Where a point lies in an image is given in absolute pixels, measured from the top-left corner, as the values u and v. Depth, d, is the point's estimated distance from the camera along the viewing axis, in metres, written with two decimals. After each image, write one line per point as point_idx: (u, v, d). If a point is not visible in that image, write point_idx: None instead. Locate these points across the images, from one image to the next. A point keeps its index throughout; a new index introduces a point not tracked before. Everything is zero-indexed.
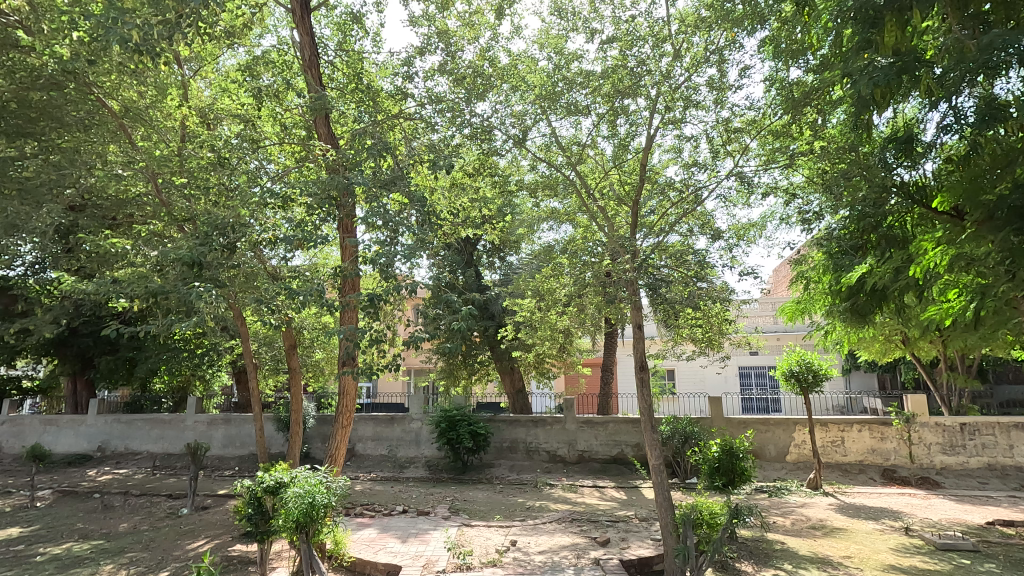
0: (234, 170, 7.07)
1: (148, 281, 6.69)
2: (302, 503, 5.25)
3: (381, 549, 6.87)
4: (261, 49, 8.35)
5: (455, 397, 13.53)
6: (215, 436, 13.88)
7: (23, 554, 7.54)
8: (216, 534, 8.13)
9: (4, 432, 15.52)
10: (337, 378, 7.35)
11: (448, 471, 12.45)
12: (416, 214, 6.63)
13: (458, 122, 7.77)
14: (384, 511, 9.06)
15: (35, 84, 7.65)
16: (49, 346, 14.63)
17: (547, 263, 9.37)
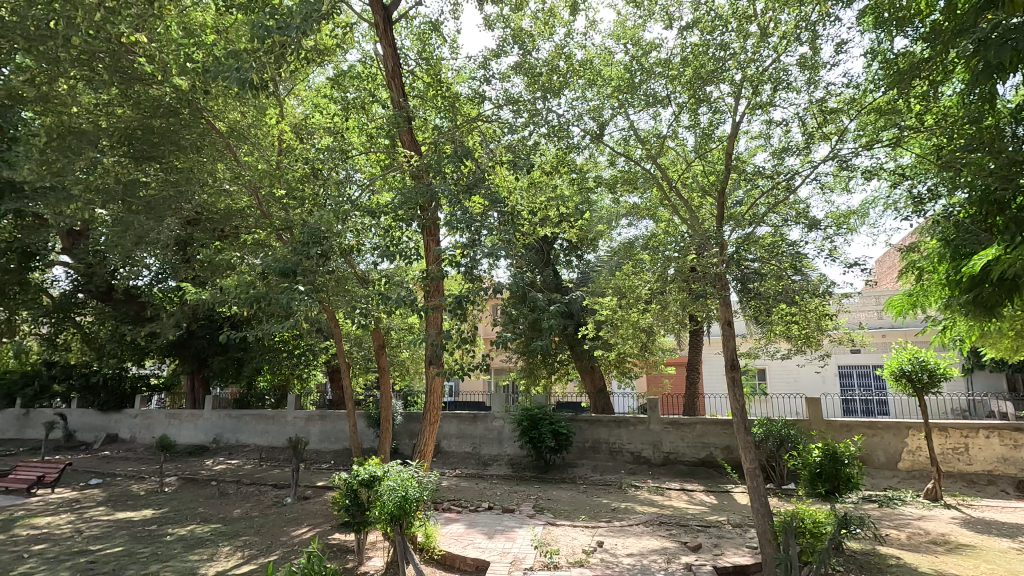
0: (327, 181, 7.50)
1: (254, 288, 7.26)
2: (396, 496, 5.46)
3: (469, 544, 7.01)
4: (348, 64, 8.82)
5: (536, 396, 13.59)
6: (313, 432, 14.80)
7: (155, 533, 8.43)
8: (317, 523, 8.68)
9: (137, 424, 17.44)
10: (425, 377, 7.60)
11: (531, 470, 12.51)
12: (497, 216, 6.74)
13: (536, 122, 7.79)
14: (470, 507, 9.26)
15: (155, 112, 8.12)
16: (171, 347, 16.26)
17: (628, 260, 9.16)
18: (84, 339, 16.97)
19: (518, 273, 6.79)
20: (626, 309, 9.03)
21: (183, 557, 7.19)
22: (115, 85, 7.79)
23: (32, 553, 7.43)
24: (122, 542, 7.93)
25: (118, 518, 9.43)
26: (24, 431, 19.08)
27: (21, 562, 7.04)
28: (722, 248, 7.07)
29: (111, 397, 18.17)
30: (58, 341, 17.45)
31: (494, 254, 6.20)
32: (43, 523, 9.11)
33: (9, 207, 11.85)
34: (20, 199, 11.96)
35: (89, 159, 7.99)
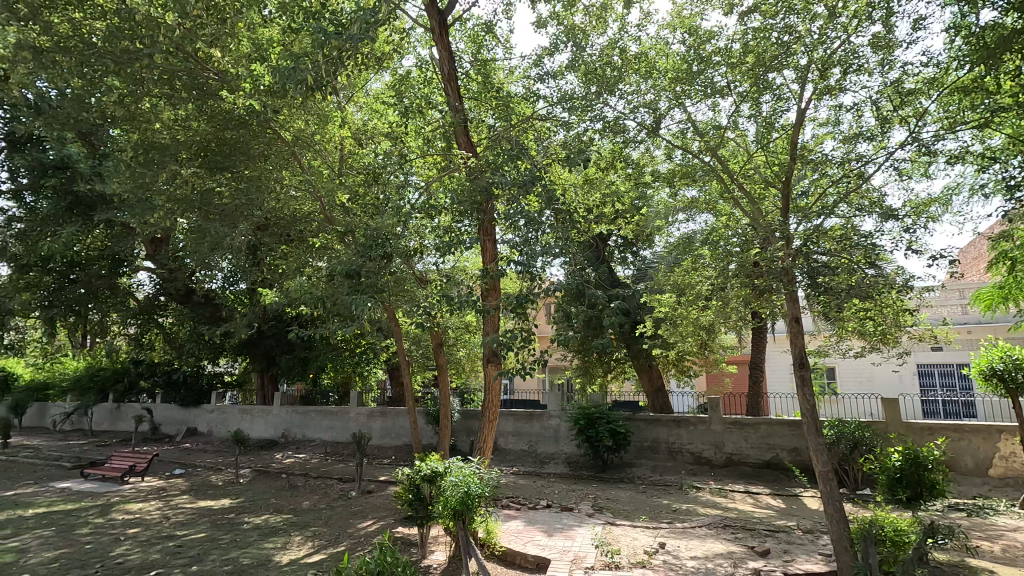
0: (386, 184, 7.71)
1: (321, 290, 7.57)
2: (458, 491, 5.55)
3: (529, 541, 7.04)
4: (404, 70, 9.04)
5: (592, 394, 13.47)
6: (375, 428, 15.28)
7: (233, 521, 8.95)
8: (382, 516, 8.97)
9: (214, 419, 18.55)
10: (483, 375, 7.69)
11: (589, 469, 12.42)
12: (552, 215, 6.74)
13: (591, 118, 7.72)
14: (529, 505, 9.30)
15: (227, 125, 8.61)
16: (243, 347, 17.20)
17: (687, 256, 8.93)
18: (166, 339, 18.22)
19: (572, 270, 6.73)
20: (686, 306, 8.80)
21: (259, 545, 7.61)
22: (192, 100, 8.38)
23: (127, 536, 8.06)
24: (204, 529, 8.47)
25: (200, 506, 10.08)
26: (116, 425, 20.70)
27: (117, 544, 7.65)
28: (788, 241, 6.77)
29: (190, 394, 19.42)
30: (144, 341, 18.82)
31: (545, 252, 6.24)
32: (135, 509, 9.86)
33: (101, 218, 12.88)
34: (110, 211, 12.98)
35: (170, 169, 8.53)
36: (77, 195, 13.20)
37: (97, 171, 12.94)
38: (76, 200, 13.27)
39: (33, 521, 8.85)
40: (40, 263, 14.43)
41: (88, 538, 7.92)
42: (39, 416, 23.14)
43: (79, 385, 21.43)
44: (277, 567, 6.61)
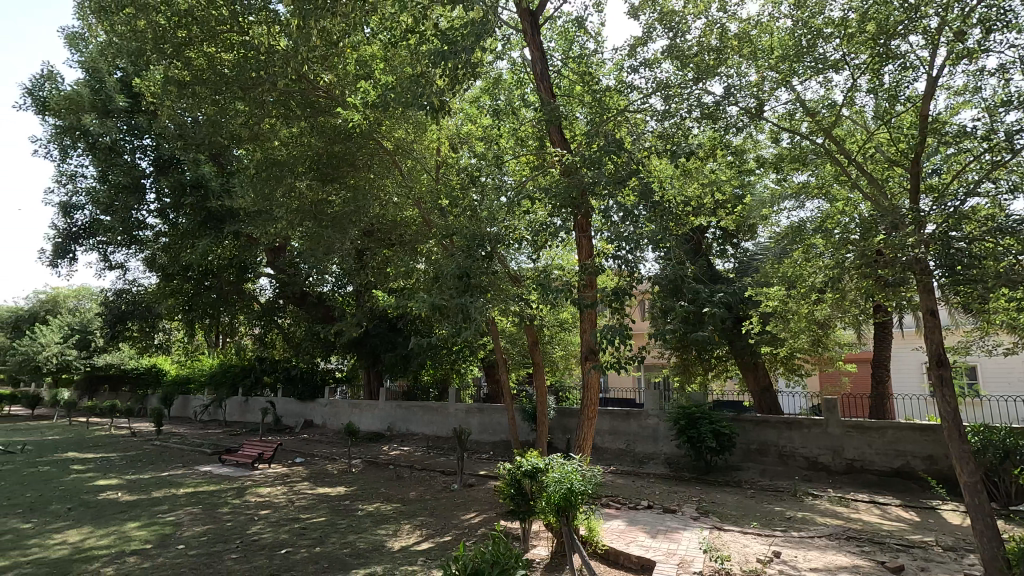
0: (482, 186, 7.89)
1: (424, 291, 7.90)
2: (561, 488, 5.53)
3: (632, 542, 6.91)
4: (497, 73, 9.23)
5: (693, 393, 12.92)
6: (473, 423, 15.73)
7: (349, 508, 9.61)
8: (484, 509, 9.22)
9: (327, 412, 20.01)
10: (582, 372, 7.65)
11: (691, 471, 11.94)
12: (651, 208, 6.56)
13: (688, 105, 7.42)
14: (630, 504, 9.13)
15: (336, 138, 9.24)
16: (350, 345, 18.40)
17: (797, 246, 8.33)
18: (284, 338, 19.92)
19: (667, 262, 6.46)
20: (798, 299, 8.19)
21: (373, 531, 8.10)
22: (305, 117, 9.20)
23: (260, 516, 8.93)
24: (324, 514, 9.17)
25: (319, 492, 10.93)
26: (245, 416, 22.96)
27: (252, 523, 8.49)
28: (919, 227, 6.09)
29: (306, 389, 21.11)
30: (266, 340, 20.71)
31: (636, 245, 6.19)
32: (265, 492, 10.89)
33: (230, 230, 14.33)
34: (237, 223, 14.42)
35: (288, 183, 9.34)
36: (210, 211, 14.77)
37: (225, 187, 14.43)
38: (209, 215, 14.85)
39: (184, 499, 10.05)
40: (181, 272, 16.31)
41: (229, 516, 8.88)
42: (183, 407, 26.26)
43: (215, 380, 24.05)
44: (390, 553, 7.00)
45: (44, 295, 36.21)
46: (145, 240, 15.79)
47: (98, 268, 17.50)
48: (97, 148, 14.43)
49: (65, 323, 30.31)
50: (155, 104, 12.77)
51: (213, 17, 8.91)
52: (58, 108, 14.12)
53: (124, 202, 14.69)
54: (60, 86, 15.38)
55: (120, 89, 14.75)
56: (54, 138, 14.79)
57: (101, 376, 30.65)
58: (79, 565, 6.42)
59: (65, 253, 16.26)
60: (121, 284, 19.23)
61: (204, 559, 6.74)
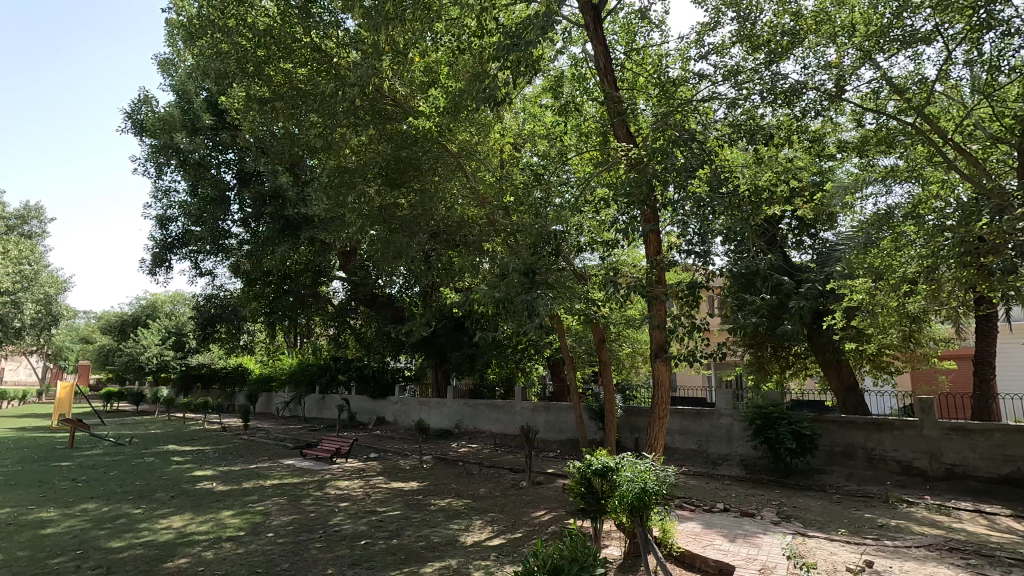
0: (545, 184, 7.89)
1: (492, 290, 7.99)
2: (634, 487, 5.36)
3: (708, 545, 6.68)
4: (558, 70, 9.18)
5: (769, 392, 12.32)
6: (540, 422, 15.78)
7: (422, 502, 9.90)
8: (554, 507, 9.23)
9: (398, 410, 20.69)
10: (652, 371, 7.53)
11: (769, 474, 11.41)
12: (722, 201, 6.33)
13: (761, 91, 7.11)
14: (705, 507, 8.86)
15: (403, 144, 9.58)
16: (419, 345, 18.92)
17: (885, 234, 7.77)
18: (357, 338, 20.75)
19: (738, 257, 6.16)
20: (887, 291, 7.64)
21: (446, 526, 8.30)
22: (374, 125, 9.60)
23: (340, 508, 9.36)
24: (399, 507, 9.49)
25: (393, 487, 11.32)
26: (323, 413, 24.15)
27: (333, 515, 8.91)
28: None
29: (378, 387, 21.92)
30: (340, 340, 21.67)
31: (704, 237, 6.00)
32: (343, 485, 11.41)
33: (306, 236, 15.10)
34: (312, 229, 15.17)
35: (359, 189, 9.91)
36: (287, 218, 15.61)
37: (301, 196, 15.21)
38: (286, 222, 15.68)
39: (271, 490, 10.71)
40: (263, 277, 17.35)
41: (311, 508, 9.37)
42: (267, 403, 27.96)
43: (294, 379, 25.44)
44: (463, 548, 7.15)
45: (145, 300, 39.63)
46: (231, 248, 16.89)
47: (190, 275, 18.91)
48: (188, 164, 15.59)
49: (162, 326, 33.05)
50: (237, 120, 13.65)
51: (290, 34, 9.44)
52: (154, 129, 15.39)
53: (212, 213, 15.80)
54: (155, 108, 16.75)
55: (206, 108, 15.88)
56: (151, 156, 16.12)
57: (195, 375, 33.21)
58: (184, 549, 6.98)
59: (162, 262, 17.69)
60: (210, 289, 20.67)
61: (291, 547, 7.16)
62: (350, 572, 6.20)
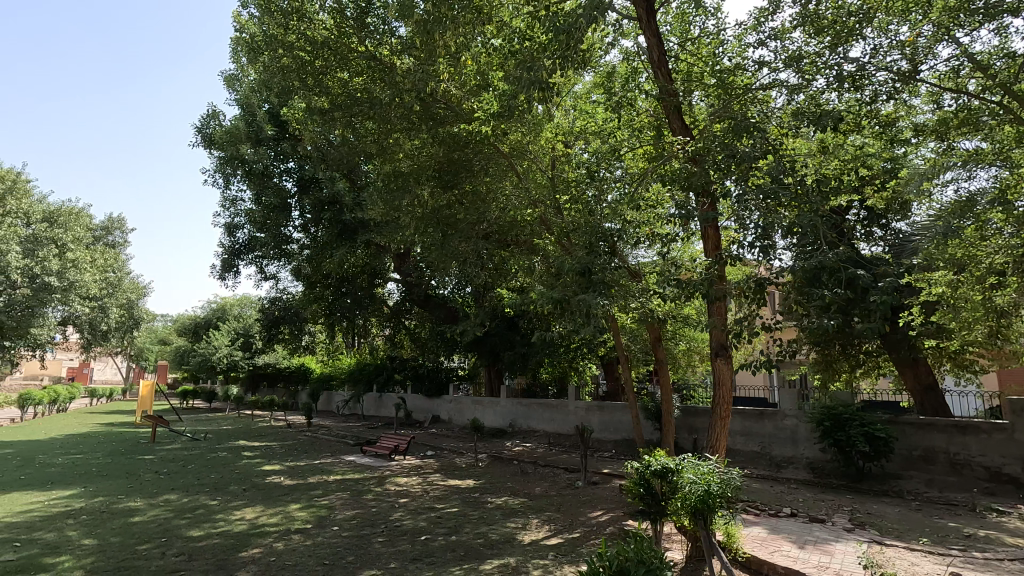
0: (597, 181, 7.81)
1: (546, 289, 7.97)
2: (698, 489, 5.07)
3: (776, 551, 6.41)
4: (609, 65, 9.07)
5: (838, 392, 11.69)
6: (594, 421, 15.64)
7: (479, 500, 10.00)
8: (611, 508, 9.12)
9: (453, 409, 21.00)
10: (712, 370, 7.31)
11: (840, 478, 10.82)
12: (786, 192, 6.07)
13: (827, 75, 6.77)
14: (770, 511, 8.51)
15: (455, 146, 9.71)
16: (472, 344, 19.15)
17: (968, 223, 7.22)
18: (411, 338, 21.22)
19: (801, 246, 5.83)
20: (971, 284, 7.10)
21: (503, 524, 8.34)
22: (427, 129, 9.77)
23: (400, 504, 9.61)
24: (456, 504, 9.63)
25: (450, 484, 11.51)
26: (380, 411, 24.84)
27: (394, 510, 9.14)
28: None
29: (433, 386, 22.33)
30: (396, 340, 22.22)
31: (766, 230, 5.78)
32: (402, 482, 11.69)
33: (362, 240, 15.56)
34: (368, 233, 15.61)
35: (413, 192, 10.12)
36: (345, 223, 16.10)
37: (357, 201, 15.70)
38: (344, 227, 16.19)
39: (334, 485, 11.11)
40: (323, 280, 18.02)
41: (373, 503, 9.66)
42: (328, 402, 29.05)
43: (353, 378, 26.30)
44: (521, 546, 7.17)
45: (215, 304, 41.98)
46: (293, 253, 17.60)
47: (256, 280, 19.87)
48: (252, 174, 16.38)
49: (231, 328, 34.92)
50: (297, 129, 14.26)
51: (346, 45, 9.80)
52: (221, 142, 16.28)
53: (275, 219, 16.53)
54: (222, 122, 17.73)
55: (268, 119, 16.66)
56: (219, 168, 17.06)
57: (261, 374, 34.91)
58: (257, 539, 7.35)
59: (230, 267, 18.69)
60: (274, 292, 21.63)
61: (355, 540, 7.39)
62: (412, 566, 6.34)
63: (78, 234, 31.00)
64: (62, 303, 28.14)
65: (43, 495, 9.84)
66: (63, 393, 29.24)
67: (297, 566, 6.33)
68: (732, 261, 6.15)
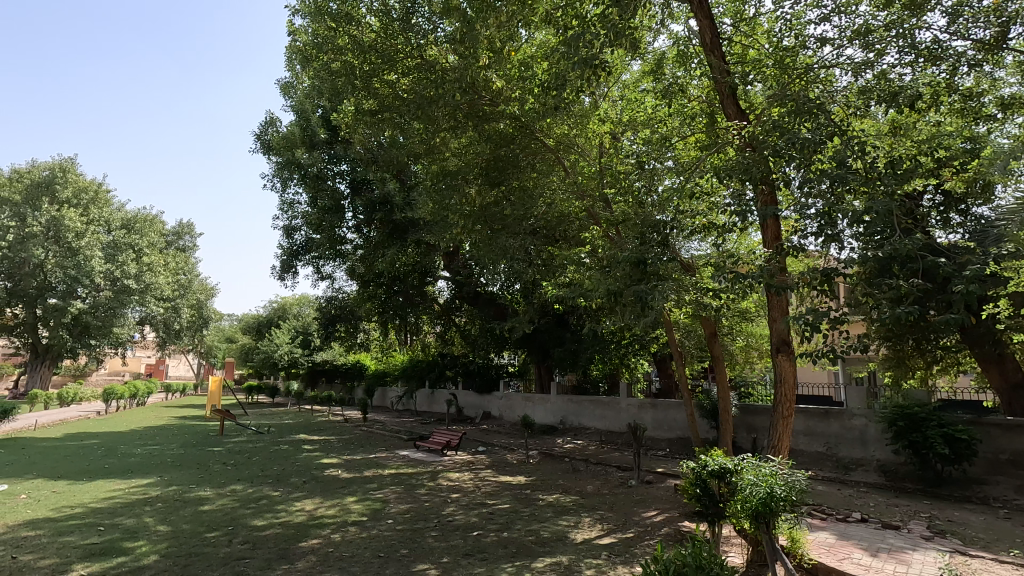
0: (646, 172, 7.63)
1: (597, 285, 7.83)
2: (759, 491, 4.73)
3: (845, 559, 6.03)
4: (657, 51, 8.81)
5: (913, 390, 10.95)
6: (647, 419, 15.34)
7: (530, 497, 9.98)
8: (666, 508, 8.85)
9: (503, 406, 21.08)
10: (774, 365, 7.03)
11: (915, 482, 10.10)
12: (853, 175, 5.67)
13: (898, 47, 6.33)
14: (839, 516, 8.03)
15: (502, 143, 9.73)
16: (521, 341, 19.13)
17: None
18: (462, 335, 21.50)
19: (869, 235, 5.41)
20: None
21: (555, 521, 8.27)
22: (472, 127, 9.68)
23: (452, 500, 9.68)
24: (508, 501, 9.63)
25: (502, 481, 11.53)
26: (433, 407, 25.32)
27: (446, 505, 9.24)
28: None
29: (484, 382, 22.49)
30: (446, 337, 22.50)
31: (831, 217, 5.44)
32: (454, 477, 11.83)
33: (413, 239, 15.84)
34: (418, 232, 15.83)
35: (461, 190, 10.22)
36: (395, 223, 16.42)
37: (407, 200, 15.91)
38: (394, 227, 16.53)
39: (389, 479, 11.38)
40: (376, 280, 18.46)
41: (426, 497, 9.79)
42: (383, 398, 29.85)
43: (406, 375, 26.86)
44: (573, 545, 7.07)
45: (276, 304, 43.90)
46: (347, 253, 18.08)
47: (313, 280, 20.57)
48: (308, 177, 16.88)
49: (291, 326, 36.41)
50: (348, 132, 14.68)
51: (392, 46, 9.86)
52: (279, 147, 16.91)
53: (329, 221, 17.01)
54: (279, 128, 18.40)
55: (321, 124, 17.17)
56: (277, 172, 17.68)
57: (319, 371, 36.26)
58: (316, 530, 7.58)
59: (289, 268, 19.44)
60: (330, 291, 22.27)
61: (409, 534, 7.50)
62: (464, 562, 6.37)
63: (154, 240, 33.17)
64: (140, 304, 30.14)
65: (125, 482, 10.56)
66: (142, 389, 31.30)
67: (353, 557, 6.48)
68: (793, 252, 5.82)
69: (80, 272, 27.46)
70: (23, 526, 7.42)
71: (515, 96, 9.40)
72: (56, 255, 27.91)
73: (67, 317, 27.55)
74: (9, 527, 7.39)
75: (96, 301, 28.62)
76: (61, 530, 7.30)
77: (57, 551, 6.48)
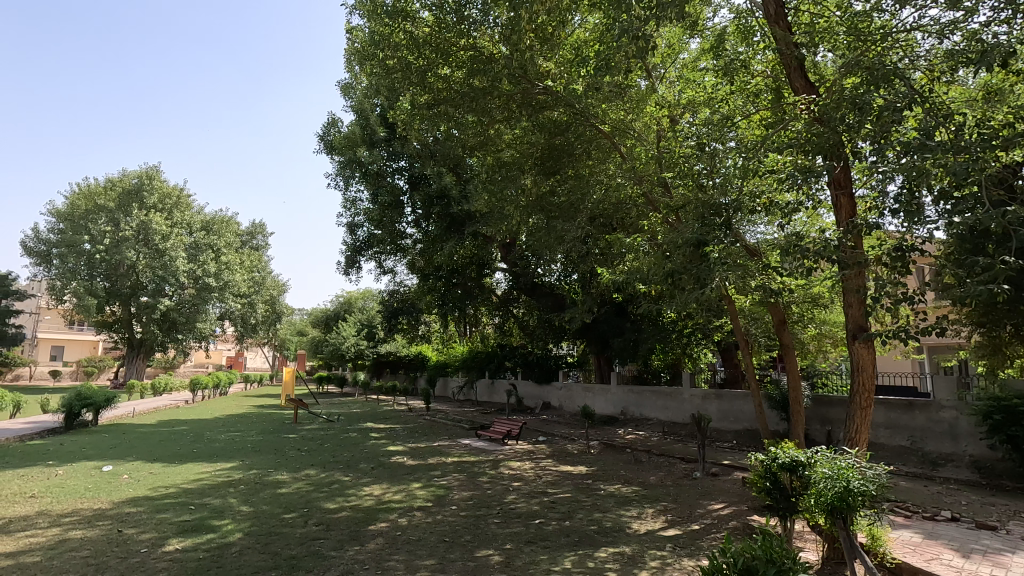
0: (707, 155, 7.40)
1: (658, 270, 7.62)
2: (835, 485, 4.46)
3: (933, 559, 5.64)
4: (717, 26, 8.46)
5: (1011, 380, 9.96)
6: (712, 410, 14.91)
7: (592, 486, 9.96)
8: (733, 501, 8.59)
9: (562, 396, 21.09)
10: (850, 351, 6.63)
11: (1014, 480, 9.30)
12: (939, 145, 5.21)
13: (990, 4, 5.80)
14: (926, 514, 7.52)
15: (559, 130, 9.84)
16: (580, 331, 18.99)
17: None
18: (521, 327, 21.57)
19: (957, 212, 5.02)
20: None
21: (618, 512, 8.21)
22: (527, 116, 9.71)
23: (514, 488, 9.81)
24: (569, 490, 9.65)
25: (563, 470, 11.56)
26: (493, 397, 25.70)
27: (508, 493, 9.36)
28: None
29: (543, 372, 22.59)
30: (505, 329, 22.66)
31: (909, 190, 5.13)
32: (515, 466, 11.95)
33: (470, 232, 16.05)
34: (474, 224, 16.00)
35: (518, 180, 10.41)
36: (452, 216, 16.68)
37: (463, 194, 16.09)
38: (451, 220, 16.79)
39: (452, 466, 11.65)
40: (435, 273, 19.04)
41: (489, 485, 9.96)
42: (445, 388, 30.52)
43: (466, 365, 27.34)
44: (636, 535, 7.00)
45: (343, 297, 45.70)
46: (407, 247, 18.58)
47: (376, 274, 21.18)
48: (369, 175, 17.40)
49: (358, 319, 38.01)
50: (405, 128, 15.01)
51: (446, 40, 10.04)
52: (341, 147, 17.52)
53: (390, 217, 17.54)
54: (340, 128, 19.06)
55: (380, 122, 17.53)
56: (340, 172, 18.29)
57: (384, 362, 37.38)
58: (384, 514, 7.89)
59: (353, 263, 20.13)
60: (392, 285, 22.92)
61: (472, 520, 7.64)
62: (527, 549, 6.45)
63: (230, 240, 35.30)
64: (220, 300, 32.41)
65: (212, 466, 11.39)
66: (224, 379, 33.56)
67: (420, 541, 6.69)
68: (868, 230, 5.50)
69: (166, 272, 29.77)
70: (126, 503, 8.17)
71: (569, 82, 9.27)
72: (146, 255, 30.34)
73: (157, 313, 29.94)
74: (115, 503, 8.17)
75: (182, 298, 30.89)
76: (158, 508, 7.97)
77: (155, 526, 7.09)
